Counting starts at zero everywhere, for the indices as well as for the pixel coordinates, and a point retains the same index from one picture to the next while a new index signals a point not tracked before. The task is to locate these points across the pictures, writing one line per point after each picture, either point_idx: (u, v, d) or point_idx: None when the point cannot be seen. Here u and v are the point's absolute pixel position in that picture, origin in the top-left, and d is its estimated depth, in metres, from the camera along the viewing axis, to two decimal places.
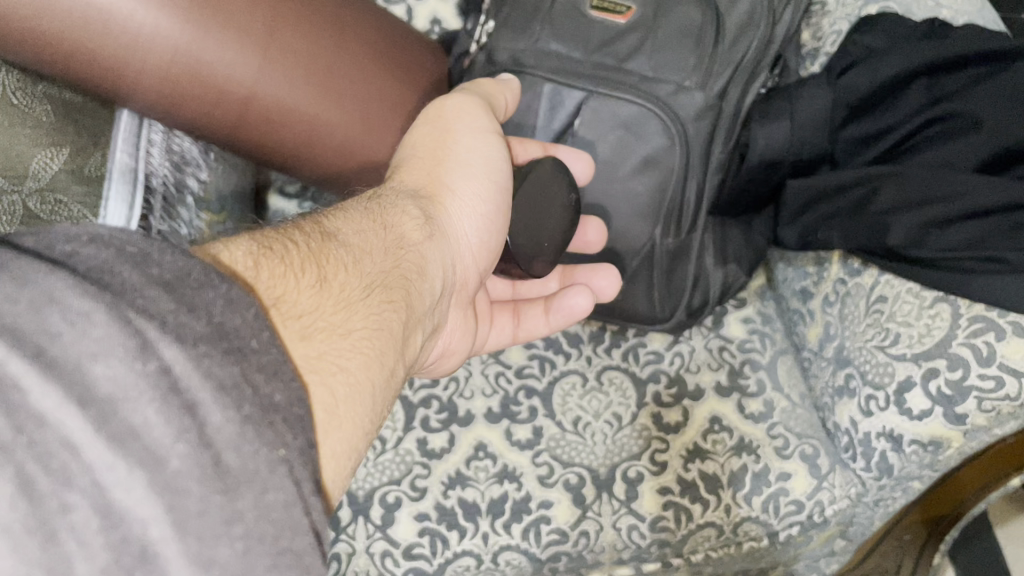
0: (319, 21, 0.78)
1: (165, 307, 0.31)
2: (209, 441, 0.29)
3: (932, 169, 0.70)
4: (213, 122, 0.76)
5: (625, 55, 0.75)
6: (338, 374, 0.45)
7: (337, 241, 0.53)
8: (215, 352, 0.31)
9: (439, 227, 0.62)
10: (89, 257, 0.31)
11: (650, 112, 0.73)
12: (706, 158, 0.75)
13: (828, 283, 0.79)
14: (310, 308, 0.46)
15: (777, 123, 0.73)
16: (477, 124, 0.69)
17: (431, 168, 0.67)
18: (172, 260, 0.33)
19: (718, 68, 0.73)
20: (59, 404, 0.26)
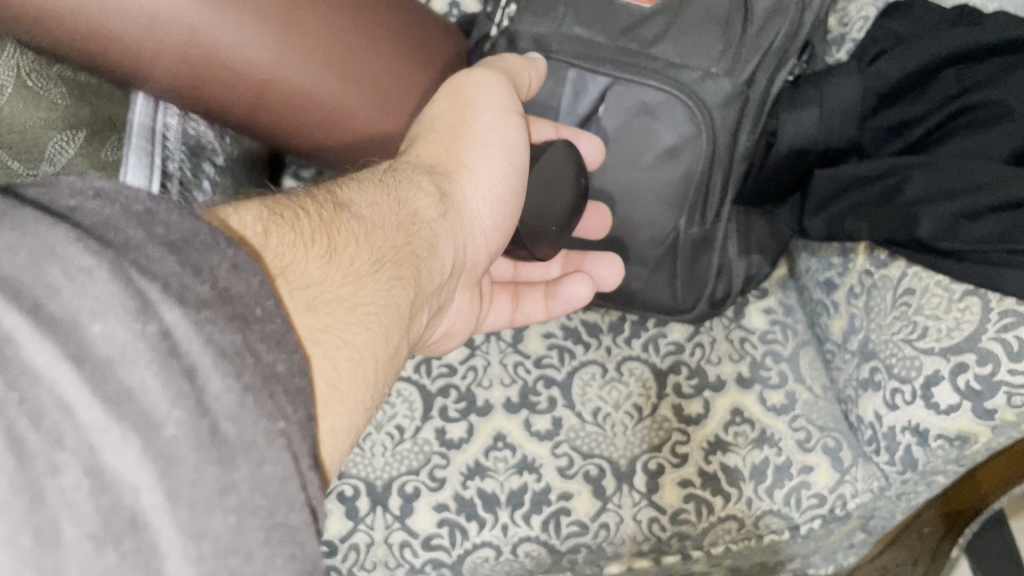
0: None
1: (168, 269, 0.30)
2: (206, 407, 0.28)
3: (963, 159, 0.68)
4: (225, 99, 0.74)
5: (650, 40, 0.74)
6: (342, 349, 0.44)
7: (349, 213, 0.52)
8: (218, 316, 0.30)
9: (453, 207, 0.61)
10: (95, 213, 0.31)
11: (676, 100, 0.71)
12: (732, 149, 0.74)
13: (853, 274, 0.77)
14: (318, 279, 0.45)
15: (805, 110, 0.72)
16: (497, 103, 0.67)
17: (446, 144, 0.66)
18: (182, 223, 0.32)
19: (745, 55, 0.72)
20: (53, 360, 0.26)
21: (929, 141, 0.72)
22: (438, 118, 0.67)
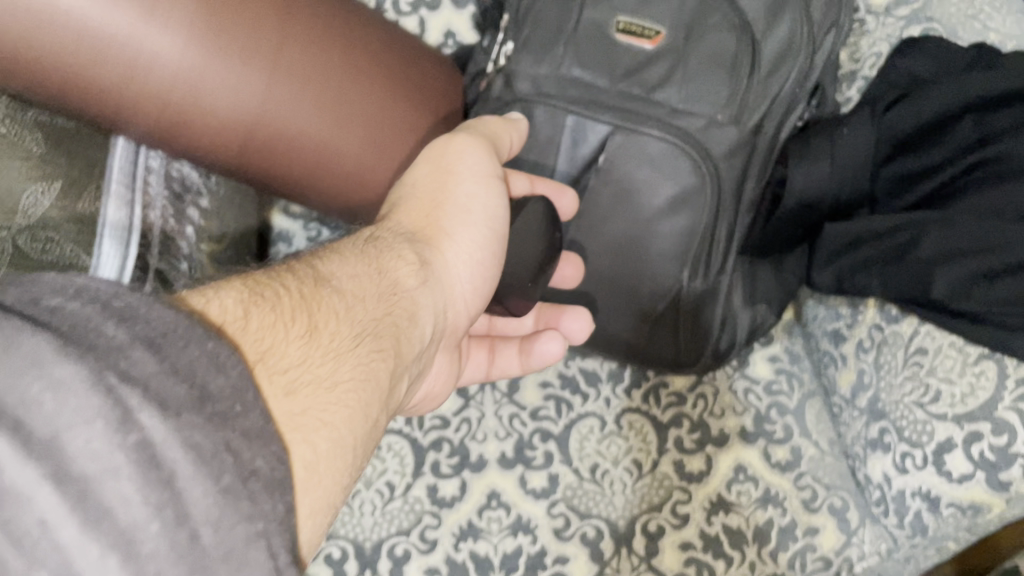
0: (332, 43, 0.74)
1: (148, 370, 0.29)
2: (187, 520, 0.27)
3: (980, 217, 0.65)
4: (214, 146, 0.72)
5: (654, 85, 0.70)
6: (321, 432, 0.41)
7: (330, 284, 0.49)
8: (198, 417, 0.29)
9: (433, 272, 0.58)
10: (69, 311, 0.29)
11: (679, 153, 0.68)
12: (738, 196, 0.71)
13: (862, 327, 0.74)
14: (298, 359, 0.42)
15: (816, 163, 0.68)
16: (478, 167, 0.64)
17: (428, 212, 0.62)
18: (154, 314, 0.31)
19: (752, 103, 0.69)
20: (35, 482, 0.25)
21: (944, 193, 0.68)
22: (417, 182, 0.64)
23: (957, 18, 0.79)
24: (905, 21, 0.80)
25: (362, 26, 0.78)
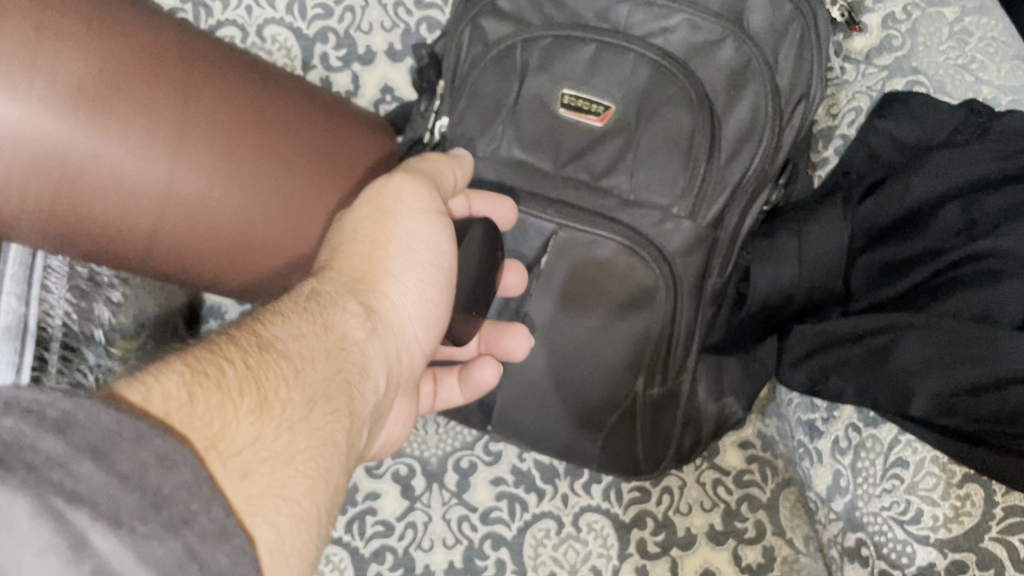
0: (248, 113, 0.66)
1: (96, 485, 0.26)
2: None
3: (964, 322, 0.57)
4: (126, 238, 0.62)
5: (601, 171, 0.64)
6: (282, 506, 0.35)
7: (276, 351, 0.41)
8: (150, 525, 0.27)
9: (382, 319, 0.51)
10: (8, 428, 0.26)
11: (629, 260, 0.61)
12: (699, 292, 0.64)
13: (839, 424, 0.67)
14: (252, 439, 0.36)
15: (781, 259, 0.61)
16: (420, 204, 0.55)
17: (370, 252, 0.53)
18: (96, 418, 0.27)
19: (709, 192, 0.62)
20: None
21: (933, 289, 0.61)
22: (358, 226, 0.54)
23: (943, 72, 0.71)
24: (887, 72, 0.73)
25: (279, 90, 0.71)
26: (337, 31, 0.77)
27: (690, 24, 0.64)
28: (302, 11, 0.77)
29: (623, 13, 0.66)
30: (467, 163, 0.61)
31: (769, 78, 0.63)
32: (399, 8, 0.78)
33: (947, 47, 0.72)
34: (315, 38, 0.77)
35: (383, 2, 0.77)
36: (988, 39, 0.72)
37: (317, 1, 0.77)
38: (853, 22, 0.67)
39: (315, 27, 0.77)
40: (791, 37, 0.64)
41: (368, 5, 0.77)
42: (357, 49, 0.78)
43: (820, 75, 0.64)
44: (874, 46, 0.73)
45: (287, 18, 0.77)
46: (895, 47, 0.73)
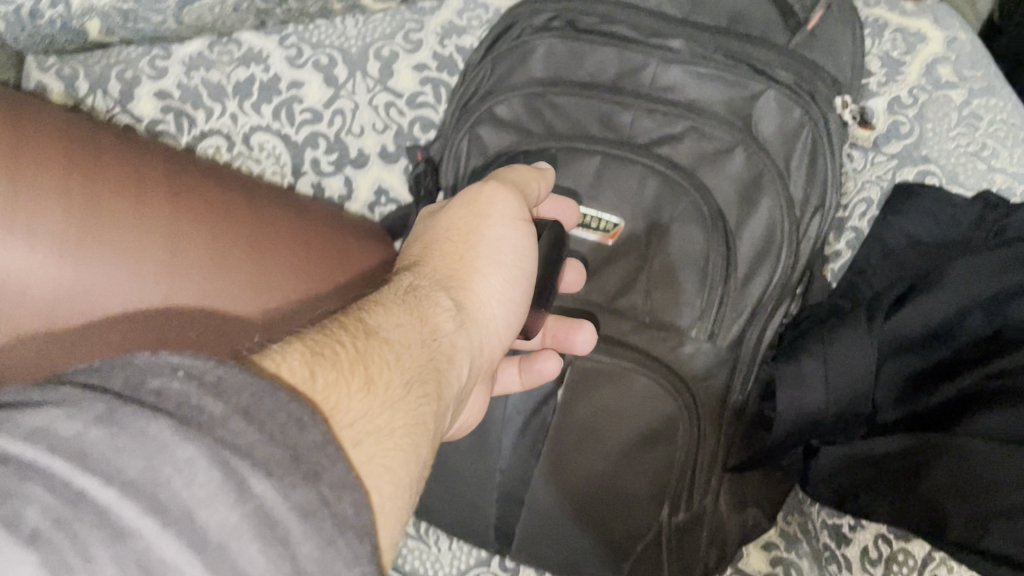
0: (249, 232, 0.62)
1: (251, 441, 0.29)
2: (300, 564, 0.28)
3: (996, 444, 0.55)
4: (132, 325, 0.56)
5: (615, 292, 0.62)
6: (385, 474, 0.37)
7: (377, 338, 0.43)
8: (292, 473, 0.29)
9: (469, 315, 0.51)
10: (175, 392, 0.29)
11: (655, 386, 0.59)
12: (721, 412, 0.61)
13: (867, 534, 0.66)
14: (360, 412, 0.38)
15: (807, 378, 0.58)
16: (509, 212, 0.54)
17: (454, 251, 0.54)
18: (242, 382, 0.30)
19: (726, 316, 0.61)
20: (179, 553, 0.26)
21: (961, 404, 0.59)
22: (447, 228, 0.55)
23: (955, 160, 0.70)
24: (896, 161, 0.71)
25: (271, 194, 0.69)
26: (327, 135, 0.75)
27: (693, 130, 0.63)
28: (290, 116, 0.74)
29: (626, 120, 0.65)
30: (550, 175, 0.59)
31: (783, 193, 0.61)
32: (390, 109, 0.75)
33: (957, 134, 0.71)
34: (304, 143, 0.74)
35: (374, 104, 0.75)
36: (999, 122, 0.71)
37: (305, 105, 0.74)
38: (862, 122, 0.65)
39: (303, 133, 0.74)
40: (801, 145, 0.63)
41: (359, 107, 0.75)
42: (349, 153, 0.75)
43: (834, 184, 0.63)
44: (882, 132, 0.72)
45: (274, 125, 0.74)
46: (904, 133, 0.71)
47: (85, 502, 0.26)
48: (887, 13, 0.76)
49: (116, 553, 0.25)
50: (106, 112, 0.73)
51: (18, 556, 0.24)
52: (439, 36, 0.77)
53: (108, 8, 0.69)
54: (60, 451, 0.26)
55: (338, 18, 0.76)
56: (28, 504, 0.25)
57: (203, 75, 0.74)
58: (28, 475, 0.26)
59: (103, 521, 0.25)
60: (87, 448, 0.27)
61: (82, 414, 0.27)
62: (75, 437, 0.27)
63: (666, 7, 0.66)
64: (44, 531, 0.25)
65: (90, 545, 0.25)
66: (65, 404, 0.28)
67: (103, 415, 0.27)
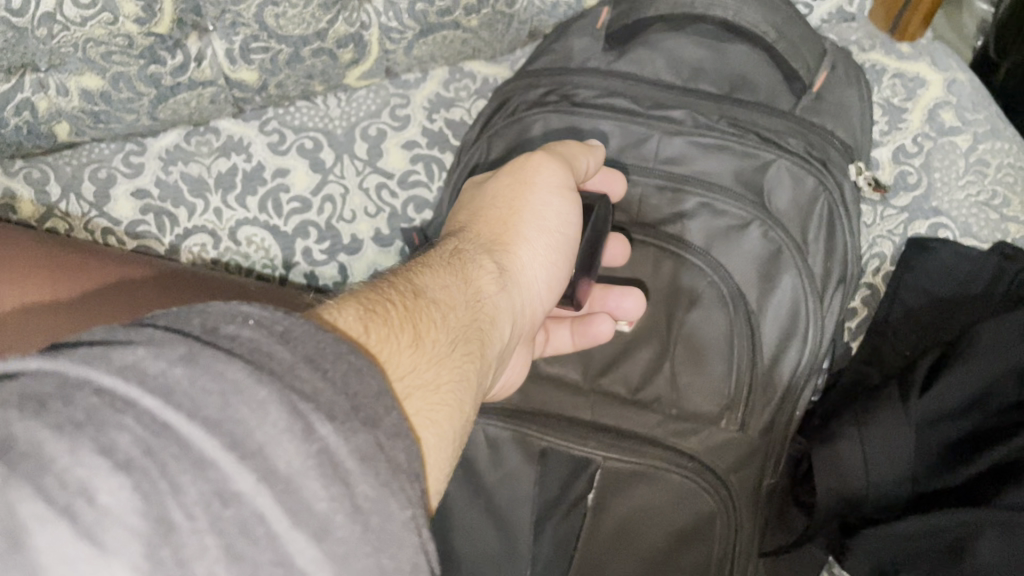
0: (135, 289, 0.60)
1: (316, 386, 0.28)
2: (359, 505, 0.27)
3: None
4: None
5: (637, 383, 0.60)
6: (430, 427, 0.37)
7: (428, 297, 0.43)
8: (352, 419, 0.29)
9: (513, 278, 0.51)
10: (247, 338, 0.29)
11: (689, 484, 0.57)
12: (757, 498, 0.60)
13: None
14: (411, 368, 0.38)
15: (843, 453, 0.58)
16: (555, 180, 0.54)
17: (499, 217, 0.54)
18: (309, 334, 0.30)
19: (756, 402, 0.59)
20: (254, 486, 0.26)
21: (1002, 475, 0.56)
22: (493, 194, 0.55)
23: (967, 211, 0.69)
24: (907, 213, 0.69)
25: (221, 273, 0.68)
26: (317, 224, 0.71)
27: (704, 206, 0.61)
28: (277, 207, 0.71)
29: (633, 195, 0.63)
30: (600, 152, 0.59)
31: (805, 267, 0.58)
32: (382, 191, 0.72)
33: (966, 182, 0.69)
34: (294, 233, 0.71)
35: (364, 187, 0.72)
36: (1007, 167, 0.69)
37: (292, 194, 0.71)
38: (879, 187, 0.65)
39: (293, 222, 0.71)
40: (817, 216, 0.60)
41: (349, 191, 0.72)
42: (342, 240, 0.71)
43: (854, 251, 0.61)
44: (890, 183, 0.70)
45: (261, 218, 0.71)
46: (912, 183, 0.70)
47: (168, 433, 0.25)
48: (884, 58, 0.73)
49: (196, 481, 0.25)
50: (82, 217, 0.69)
51: (106, 484, 0.23)
52: (428, 109, 0.74)
53: (77, 112, 0.65)
54: (143, 385, 0.26)
55: (320, 98, 0.73)
56: (121, 433, 0.24)
57: (182, 169, 0.70)
58: (114, 402, 0.25)
59: (185, 450, 0.25)
60: (171, 386, 0.26)
61: (165, 354, 0.27)
62: (160, 374, 0.26)
63: (664, 75, 0.64)
64: (136, 460, 0.24)
65: (172, 473, 0.24)
66: (149, 344, 0.27)
67: (183, 357, 0.27)
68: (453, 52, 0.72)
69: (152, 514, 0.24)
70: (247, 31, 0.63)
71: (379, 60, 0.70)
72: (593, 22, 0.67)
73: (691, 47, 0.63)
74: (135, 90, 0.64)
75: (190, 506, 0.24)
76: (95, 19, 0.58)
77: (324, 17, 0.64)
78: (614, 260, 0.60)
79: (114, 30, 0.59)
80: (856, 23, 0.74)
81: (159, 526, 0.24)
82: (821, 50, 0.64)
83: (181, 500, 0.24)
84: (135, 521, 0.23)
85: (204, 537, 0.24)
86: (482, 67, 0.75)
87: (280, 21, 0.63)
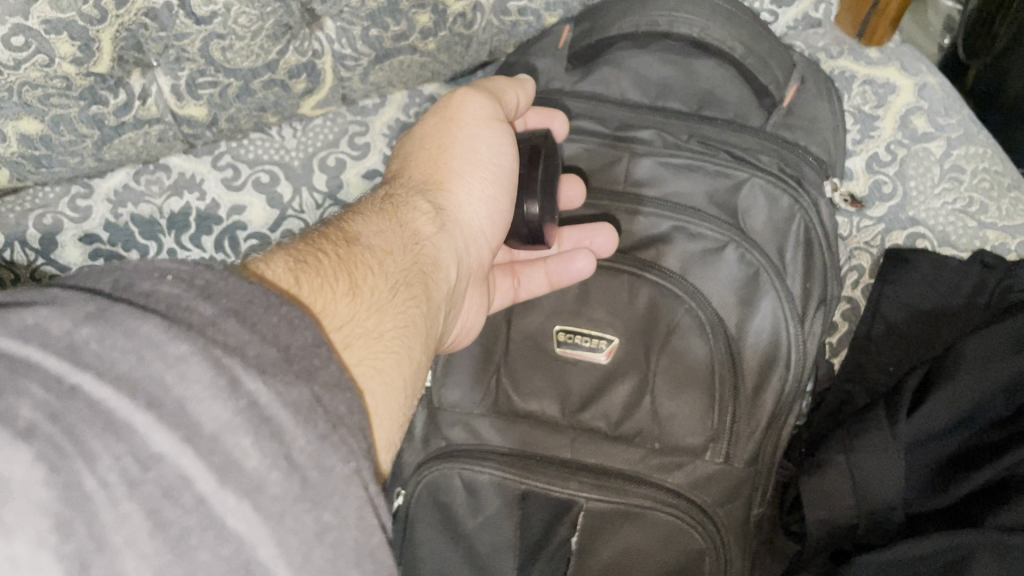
0: None
1: (242, 339, 0.29)
2: (295, 460, 0.27)
3: None
4: None
5: (617, 420, 0.58)
6: (377, 375, 0.38)
7: (361, 243, 0.44)
8: (286, 372, 0.29)
9: (451, 217, 0.52)
10: (165, 294, 0.29)
11: (676, 522, 0.56)
12: (746, 527, 0.59)
13: None
14: (349, 317, 0.38)
15: (828, 478, 0.58)
16: (482, 113, 0.55)
17: (433, 161, 0.55)
18: (234, 287, 0.31)
19: (741, 435, 0.57)
20: (176, 446, 0.25)
21: (997, 495, 0.54)
22: (423, 138, 0.56)
23: (944, 220, 0.67)
24: (883, 224, 0.68)
25: None
26: None
27: (678, 230, 0.59)
28: (234, 245, 0.69)
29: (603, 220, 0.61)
30: (531, 87, 0.58)
31: (782, 287, 0.56)
32: None
33: (942, 190, 0.68)
34: None
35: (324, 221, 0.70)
36: (982, 171, 0.68)
37: (249, 231, 0.69)
38: (854, 203, 0.65)
39: None
40: (793, 236, 0.58)
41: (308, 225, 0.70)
42: None
43: (831, 272, 0.59)
44: (865, 195, 0.69)
45: (218, 257, 0.69)
46: (888, 193, 0.69)
47: (76, 395, 0.25)
48: (852, 64, 0.71)
49: (110, 446, 0.24)
50: (28, 265, 0.65)
51: (7, 454, 0.23)
52: (387, 137, 0.71)
53: (15, 157, 0.61)
54: (48, 345, 0.25)
55: (274, 128, 0.70)
56: (21, 400, 0.24)
57: (133, 210, 0.67)
58: (13, 364, 0.25)
59: (95, 412, 0.25)
60: (78, 345, 0.26)
61: (70, 313, 0.26)
62: (64, 335, 0.26)
63: (630, 94, 0.62)
64: (39, 425, 0.24)
65: (83, 438, 0.24)
66: (52, 305, 0.27)
67: (95, 311, 0.27)
68: (411, 76, 0.70)
69: (60, 484, 0.23)
70: (193, 66, 0.60)
71: (334, 88, 0.68)
72: (553, 41, 0.64)
73: (657, 64, 0.61)
74: (76, 132, 0.61)
75: (105, 474, 0.24)
76: (29, 62, 0.54)
77: (273, 47, 0.61)
78: (568, 203, 0.60)
79: (50, 72, 0.56)
80: (822, 29, 0.72)
81: (69, 496, 0.23)
82: (790, 63, 0.62)
83: (95, 466, 0.24)
84: (42, 494, 0.23)
85: (121, 504, 0.24)
86: (441, 89, 0.72)
87: (228, 55, 0.60)
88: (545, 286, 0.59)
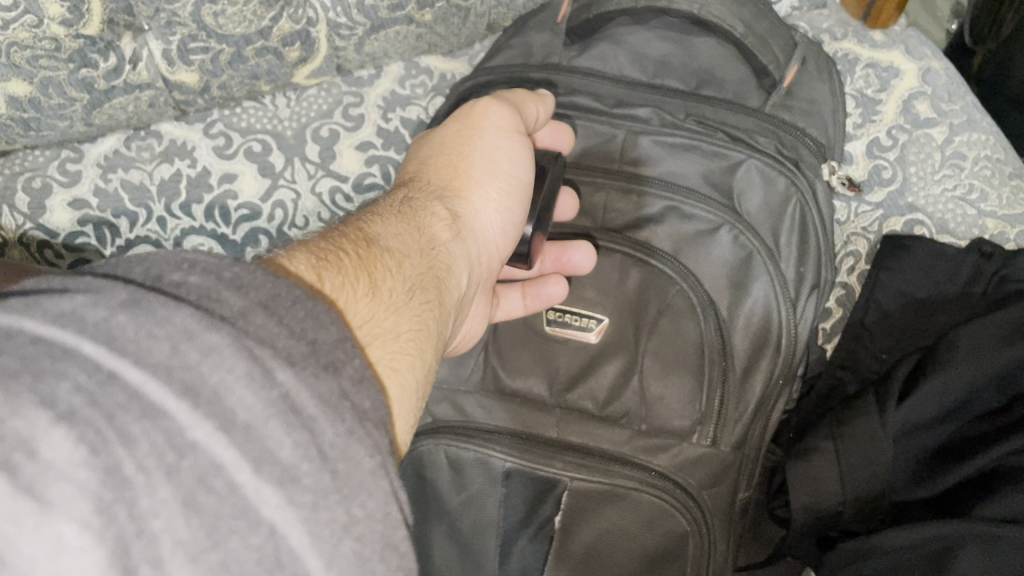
0: None
1: (271, 331, 0.27)
2: (326, 453, 0.26)
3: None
4: None
5: (604, 399, 0.58)
6: (394, 374, 0.37)
7: (380, 244, 0.43)
8: (314, 365, 0.27)
9: (467, 223, 0.51)
10: (195, 285, 0.27)
11: (660, 504, 0.56)
12: (732, 511, 0.59)
13: None
14: (369, 318, 0.38)
15: (818, 467, 0.57)
16: (506, 123, 0.54)
17: (451, 165, 0.54)
18: (262, 280, 0.29)
19: (730, 417, 0.57)
20: (211, 436, 0.24)
21: (985, 486, 0.53)
22: (442, 142, 0.55)
23: (943, 208, 0.66)
24: (880, 208, 0.67)
25: None
26: (267, 231, 0.68)
27: (673, 210, 0.58)
28: (225, 215, 0.67)
29: (598, 201, 0.60)
30: (550, 102, 0.57)
31: (776, 271, 0.56)
32: (335, 195, 0.69)
33: (942, 176, 0.67)
34: (244, 242, 0.67)
35: (317, 192, 0.69)
36: (984, 159, 0.67)
37: (240, 201, 0.68)
38: (852, 186, 0.63)
39: (242, 231, 0.68)
40: (790, 216, 0.57)
41: (301, 196, 0.68)
42: None
43: (829, 256, 0.58)
44: (863, 179, 0.68)
45: (208, 226, 0.67)
46: (887, 179, 0.68)
47: (113, 380, 0.23)
48: (856, 47, 0.71)
49: (149, 432, 0.23)
50: (16, 229, 0.65)
51: (48, 437, 0.22)
52: (382, 108, 0.70)
53: (6, 120, 0.60)
54: (81, 329, 0.24)
55: (268, 97, 0.69)
56: (61, 382, 0.23)
57: (122, 176, 0.66)
58: (51, 351, 0.23)
59: (132, 398, 0.23)
60: (114, 330, 0.24)
61: (105, 301, 0.25)
62: (100, 321, 0.24)
63: (629, 72, 0.61)
64: (78, 410, 0.22)
65: (121, 423, 0.23)
66: (87, 293, 0.25)
67: (128, 299, 0.25)
68: (407, 47, 0.69)
69: (101, 468, 0.22)
70: (185, 31, 0.59)
71: (328, 58, 0.67)
72: (552, 15, 0.63)
73: (657, 43, 0.60)
74: (66, 95, 0.60)
75: (144, 460, 0.23)
76: (17, 23, 0.53)
77: (266, 14, 0.60)
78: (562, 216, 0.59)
79: (38, 34, 0.55)
80: (828, 10, 0.72)
81: (110, 480, 0.22)
82: (792, 43, 0.61)
83: (133, 452, 0.23)
84: (86, 477, 0.22)
85: (159, 491, 0.23)
86: (438, 62, 0.72)
87: (219, 20, 0.59)
88: (519, 310, 0.58)
